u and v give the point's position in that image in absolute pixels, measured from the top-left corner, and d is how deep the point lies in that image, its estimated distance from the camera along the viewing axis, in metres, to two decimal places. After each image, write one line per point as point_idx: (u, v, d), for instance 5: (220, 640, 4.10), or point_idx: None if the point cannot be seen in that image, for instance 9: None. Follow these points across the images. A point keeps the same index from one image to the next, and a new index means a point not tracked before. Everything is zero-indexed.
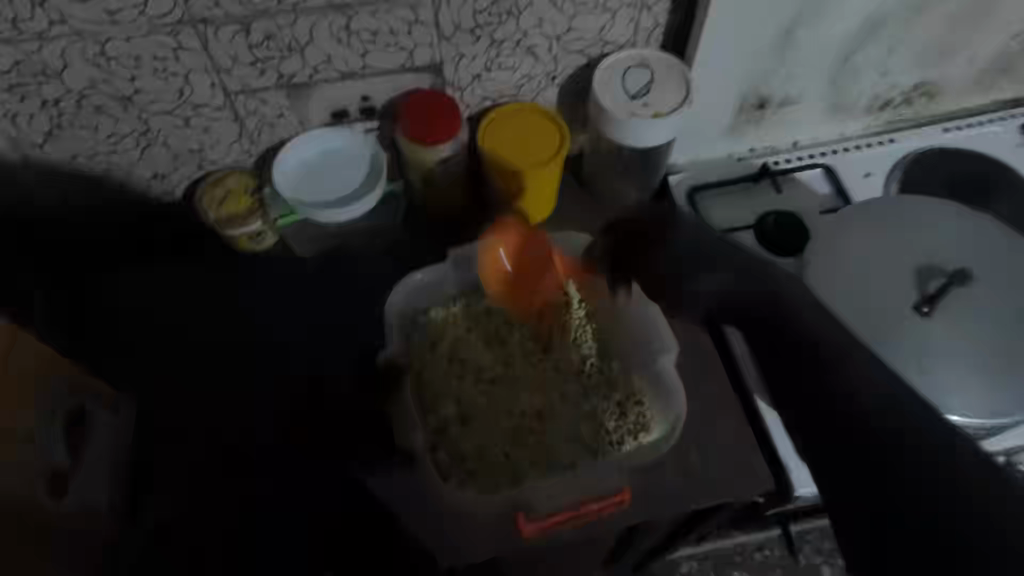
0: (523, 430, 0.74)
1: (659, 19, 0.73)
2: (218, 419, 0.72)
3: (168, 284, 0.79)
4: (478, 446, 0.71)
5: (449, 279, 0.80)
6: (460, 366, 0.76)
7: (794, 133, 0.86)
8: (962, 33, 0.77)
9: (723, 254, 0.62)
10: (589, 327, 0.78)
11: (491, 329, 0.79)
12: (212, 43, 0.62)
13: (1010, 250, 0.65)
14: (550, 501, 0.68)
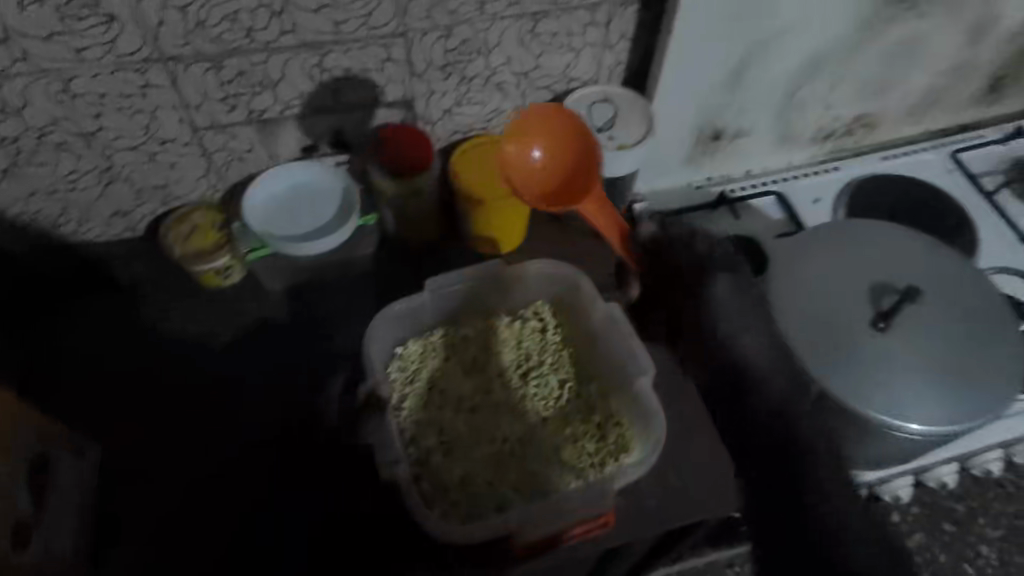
0: (504, 456, 0.69)
1: (621, 57, 0.77)
2: (180, 457, 0.73)
3: (131, 319, 0.79)
4: (460, 476, 0.68)
5: (431, 300, 0.74)
6: (437, 395, 0.73)
7: (746, 163, 0.95)
8: (897, 70, 0.88)
9: (730, 300, 0.67)
10: (569, 349, 0.76)
11: (469, 357, 0.75)
12: (181, 79, 0.64)
13: (957, 270, 0.65)
14: (534, 525, 0.59)
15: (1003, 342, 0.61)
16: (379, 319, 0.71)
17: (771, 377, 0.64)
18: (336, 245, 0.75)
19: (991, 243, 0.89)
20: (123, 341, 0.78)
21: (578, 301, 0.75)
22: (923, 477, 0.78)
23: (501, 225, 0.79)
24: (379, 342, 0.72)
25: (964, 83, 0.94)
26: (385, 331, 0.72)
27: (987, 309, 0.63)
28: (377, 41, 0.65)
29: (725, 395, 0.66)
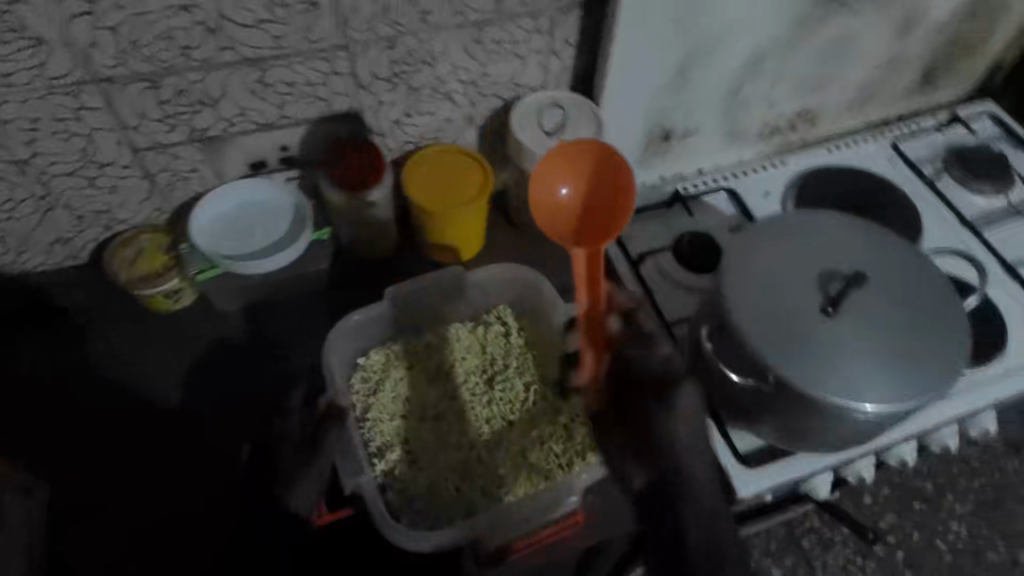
0: (472, 462, 0.69)
1: (567, 62, 0.78)
2: (131, 490, 0.69)
3: (74, 350, 0.76)
4: (427, 484, 0.67)
5: (391, 308, 0.75)
6: (401, 404, 0.72)
7: (696, 162, 0.97)
8: (832, 67, 0.92)
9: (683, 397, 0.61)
10: (535, 350, 0.75)
11: (433, 364, 0.75)
12: (117, 100, 0.63)
13: (898, 255, 0.67)
14: (502, 532, 0.63)
15: (946, 323, 0.63)
16: (336, 334, 0.72)
17: (705, 489, 0.59)
18: (288, 261, 0.74)
19: (936, 229, 0.91)
20: (66, 372, 0.75)
21: (539, 305, 0.77)
22: (884, 456, 0.78)
23: (456, 234, 0.79)
24: (338, 357, 0.72)
25: (898, 75, 0.98)
26: (343, 342, 0.73)
27: (930, 292, 0.65)
28: (319, 54, 0.65)
29: (658, 500, 0.59)
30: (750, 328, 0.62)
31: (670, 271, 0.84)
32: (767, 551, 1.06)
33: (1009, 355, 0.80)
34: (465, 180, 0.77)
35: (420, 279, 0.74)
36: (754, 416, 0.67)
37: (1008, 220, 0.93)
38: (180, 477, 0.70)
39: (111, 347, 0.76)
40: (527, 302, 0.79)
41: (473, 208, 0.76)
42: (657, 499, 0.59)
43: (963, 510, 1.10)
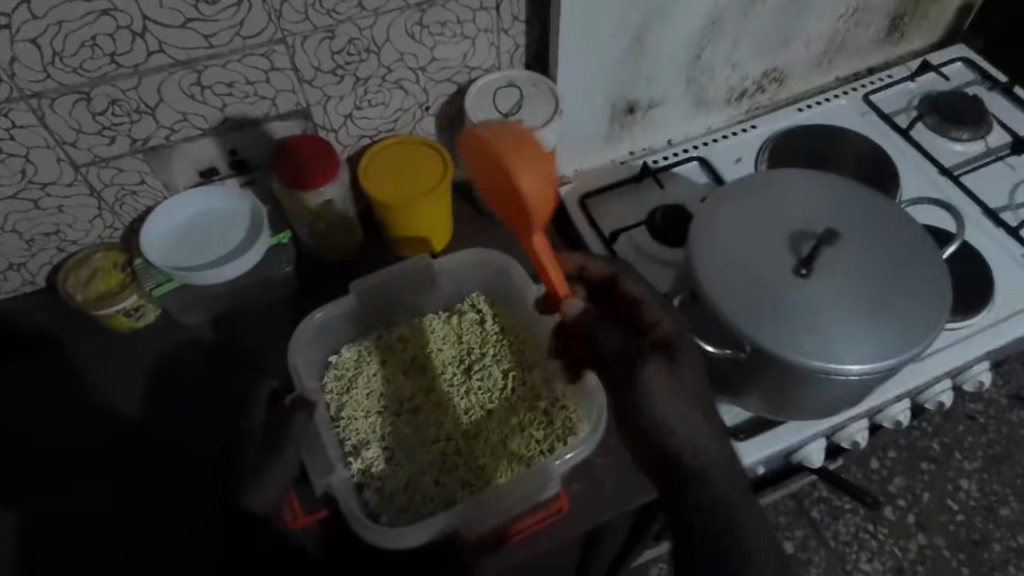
0: (450, 454, 0.67)
1: (518, 40, 0.76)
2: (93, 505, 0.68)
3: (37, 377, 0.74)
4: (406, 481, 0.65)
5: (359, 304, 0.73)
6: (376, 402, 0.70)
7: (666, 133, 0.95)
8: (794, 23, 0.90)
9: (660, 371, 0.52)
10: (513, 333, 0.73)
11: (408, 357, 0.72)
12: (50, 116, 0.60)
13: (870, 209, 0.65)
14: (485, 522, 0.61)
15: (926, 274, 0.61)
16: (300, 336, 0.69)
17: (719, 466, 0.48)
18: (248, 269, 0.71)
19: (914, 182, 0.90)
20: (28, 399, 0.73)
21: (511, 290, 0.75)
22: (877, 418, 0.76)
23: (420, 226, 0.76)
24: (307, 356, 0.70)
25: (864, 26, 0.97)
26: (309, 343, 0.71)
27: (909, 244, 0.63)
28: (255, 50, 0.63)
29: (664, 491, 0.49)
30: (722, 297, 0.60)
31: (646, 247, 0.82)
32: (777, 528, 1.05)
33: (997, 304, 0.78)
34: (425, 169, 0.74)
35: (385, 271, 0.72)
36: (738, 388, 0.65)
37: (987, 165, 0.91)
38: (151, 490, 0.69)
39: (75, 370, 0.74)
40: (502, 286, 0.76)
41: (434, 199, 0.73)
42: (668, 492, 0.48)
43: (972, 466, 1.08)
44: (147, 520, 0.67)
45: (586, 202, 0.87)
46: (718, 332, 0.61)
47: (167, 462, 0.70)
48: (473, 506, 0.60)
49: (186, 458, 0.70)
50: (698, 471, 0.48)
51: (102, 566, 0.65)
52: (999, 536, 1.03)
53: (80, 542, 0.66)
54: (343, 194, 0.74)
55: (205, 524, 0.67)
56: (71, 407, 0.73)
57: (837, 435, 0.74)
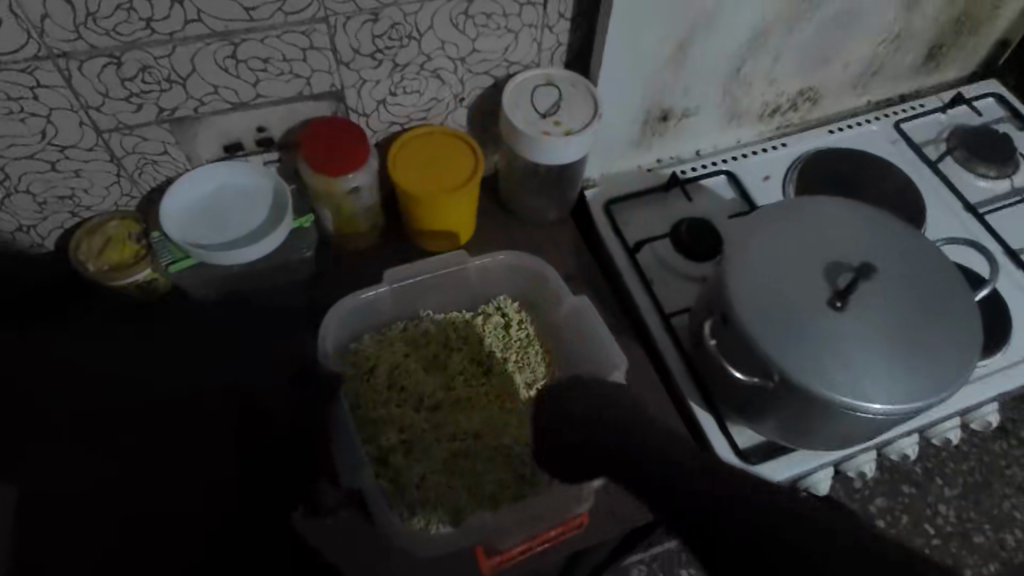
0: (460, 454, 0.69)
1: (561, 38, 0.74)
2: (99, 472, 0.69)
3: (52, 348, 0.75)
4: (420, 477, 0.67)
5: (392, 296, 0.75)
6: (398, 396, 0.72)
7: (695, 143, 0.93)
8: (835, 44, 0.88)
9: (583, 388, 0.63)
10: (540, 342, 0.76)
11: (430, 353, 0.74)
12: (77, 78, 0.58)
13: (904, 243, 0.65)
14: (512, 534, 0.63)
15: (958, 312, 0.61)
16: (330, 321, 0.71)
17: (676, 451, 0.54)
18: (269, 252, 0.69)
19: (941, 217, 0.89)
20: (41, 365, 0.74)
21: (546, 298, 0.77)
22: (884, 450, 0.77)
23: (447, 221, 0.75)
24: (335, 336, 0.72)
25: (902, 52, 0.96)
26: (340, 321, 0.72)
27: (942, 280, 0.63)
28: (295, 28, 0.60)
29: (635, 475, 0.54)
30: (755, 324, 0.59)
31: (670, 260, 0.82)
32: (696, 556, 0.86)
33: (1014, 346, 0.78)
34: (458, 163, 0.72)
35: (421, 265, 0.74)
36: (757, 413, 0.65)
37: (1012, 205, 0.91)
38: (157, 459, 0.70)
39: (94, 343, 0.75)
40: (536, 295, 0.78)
41: (464, 195, 0.72)
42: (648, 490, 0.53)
43: (952, 493, 0.95)
44: (155, 488, 0.68)
45: (611, 207, 0.86)
46: (747, 359, 0.61)
47: (176, 442, 0.71)
48: (489, 522, 0.63)
49: (196, 440, 0.71)
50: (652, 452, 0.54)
51: (106, 530, 0.66)
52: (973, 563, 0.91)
53: (90, 504, 0.67)
54: (370, 182, 0.72)
55: (209, 504, 0.68)
56: (83, 382, 0.73)
57: (844, 464, 0.75)
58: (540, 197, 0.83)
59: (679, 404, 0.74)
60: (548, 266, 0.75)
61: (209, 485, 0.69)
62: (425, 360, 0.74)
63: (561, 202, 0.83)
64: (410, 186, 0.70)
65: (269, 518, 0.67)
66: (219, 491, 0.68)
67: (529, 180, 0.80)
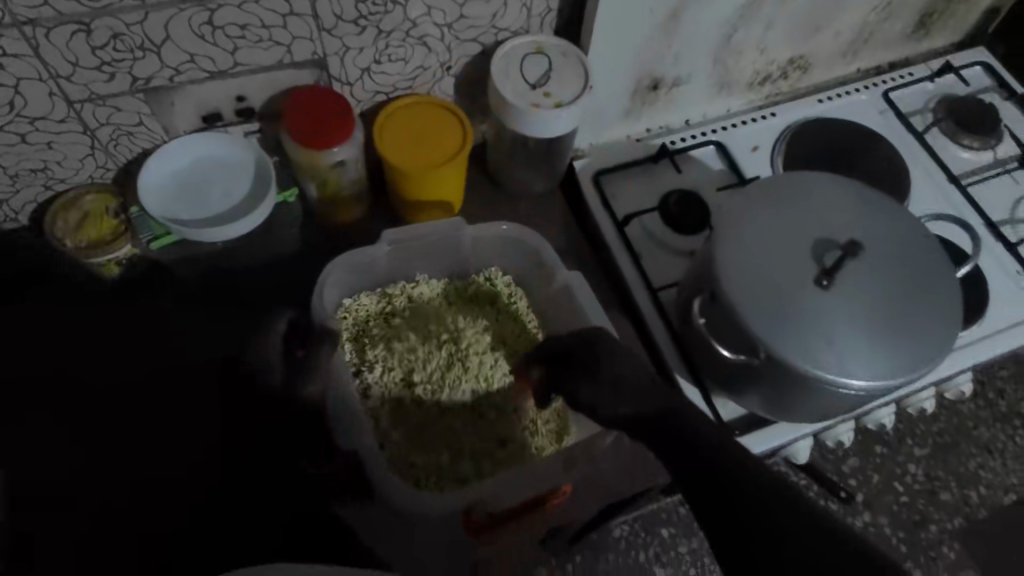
0: (433, 408, 0.70)
1: (551, 4, 0.71)
2: (99, 442, 0.70)
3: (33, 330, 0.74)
4: (393, 403, 0.71)
5: (387, 257, 0.74)
6: (394, 353, 0.72)
7: (685, 113, 0.92)
8: (827, 12, 0.87)
9: (603, 351, 0.61)
10: (534, 317, 0.77)
11: (424, 315, 0.75)
12: (45, 46, 0.55)
13: (892, 221, 0.65)
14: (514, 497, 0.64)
15: (942, 291, 0.62)
16: (336, 263, 0.71)
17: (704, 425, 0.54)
18: (251, 230, 0.67)
19: (927, 189, 0.90)
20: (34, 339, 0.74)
21: (542, 272, 0.76)
22: (862, 420, 0.83)
23: (439, 193, 0.74)
24: (334, 287, 0.72)
25: (894, 20, 0.94)
26: (339, 275, 0.72)
27: (928, 259, 0.64)
28: None
29: (660, 434, 0.54)
30: (741, 300, 0.60)
31: (659, 234, 0.81)
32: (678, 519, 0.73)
33: (988, 318, 0.81)
34: (447, 137, 0.70)
35: (411, 229, 0.72)
36: (740, 387, 0.67)
37: (995, 176, 0.92)
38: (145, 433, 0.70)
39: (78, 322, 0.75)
40: (531, 272, 0.78)
41: (451, 169, 0.70)
42: (665, 430, 0.54)
43: (921, 453, 0.94)
44: (143, 451, 0.70)
45: (600, 178, 0.84)
46: (734, 338, 0.62)
47: (159, 417, 0.71)
48: (487, 492, 0.63)
49: (179, 409, 0.72)
50: (678, 426, 0.54)
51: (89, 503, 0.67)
52: (939, 520, 0.90)
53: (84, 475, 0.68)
54: (355, 155, 0.70)
55: (194, 473, 0.69)
56: (79, 359, 0.73)
57: (824, 434, 0.81)
58: (530, 169, 0.82)
59: (666, 376, 0.75)
60: (546, 239, 0.75)
61: (193, 453, 0.70)
62: (416, 314, 0.75)
63: (550, 173, 0.83)
64: (398, 160, 0.69)
65: (258, 489, 0.68)
66: (200, 461, 0.70)
67: (518, 153, 0.79)
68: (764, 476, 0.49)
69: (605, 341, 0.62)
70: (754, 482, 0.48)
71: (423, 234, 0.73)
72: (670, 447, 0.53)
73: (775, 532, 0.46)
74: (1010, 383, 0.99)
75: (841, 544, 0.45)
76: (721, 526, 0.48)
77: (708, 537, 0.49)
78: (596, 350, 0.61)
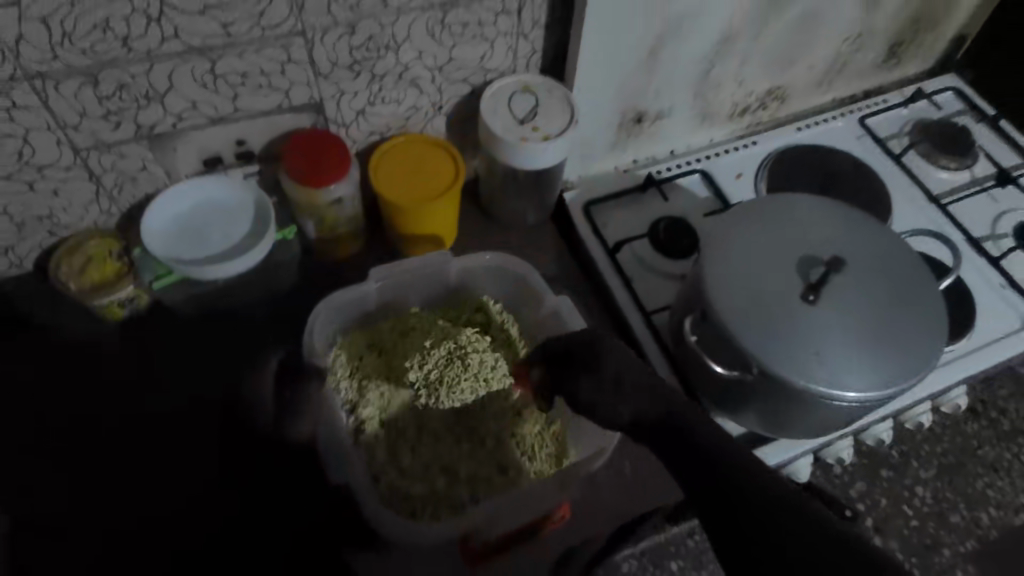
0: (432, 435, 0.71)
1: (535, 45, 0.75)
2: (95, 482, 0.69)
3: (31, 373, 0.75)
4: (391, 434, 0.71)
5: (375, 293, 0.76)
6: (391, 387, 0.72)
7: (670, 144, 0.95)
8: (799, 46, 0.91)
9: (599, 352, 0.60)
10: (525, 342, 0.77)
11: (419, 337, 0.75)
12: (54, 98, 0.58)
13: (873, 237, 0.67)
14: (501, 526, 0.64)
15: (926, 302, 0.64)
16: (320, 309, 0.72)
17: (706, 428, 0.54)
18: (251, 267, 0.69)
19: (908, 208, 0.93)
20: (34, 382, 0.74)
21: (530, 299, 0.78)
22: (862, 436, 0.83)
23: (434, 226, 0.76)
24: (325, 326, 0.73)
25: (864, 51, 0.99)
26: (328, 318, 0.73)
27: (911, 272, 0.66)
28: (272, 42, 0.61)
29: (663, 436, 0.55)
30: (731, 317, 0.61)
31: (649, 259, 0.83)
32: (684, 549, 0.71)
33: (976, 332, 0.83)
34: (439, 172, 0.73)
35: (400, 266, 0.74)
36: (735, 405, 0.68)
37: (973, 195, 0.95)
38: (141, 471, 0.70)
39: (78, 363, 0.75)
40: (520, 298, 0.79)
41: (443, 204, 0.72)
42: (667, 436, 0.55)
43: (927, 475, 0.88)
44: (140, 488, 0.69)
45: (590, 209, 0.87)
46: (727, 354, 0.63)
47: (157, 454, 0.71)
48: (481, 519, 0.63)
49: (177, 447, 0.72)
50: (684, 425, 0.54)
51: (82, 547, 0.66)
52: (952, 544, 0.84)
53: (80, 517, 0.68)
54: (352, 192, 0.73)
55: (189, 508, 0.68)
56: (78, 401, 0.74)
57: (823, 451, 0.81)
58: (522, 200, 0.84)
59: None
60: (532, 265, 0.77)
61: (189, 489, 0.69)
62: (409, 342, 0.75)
63: (541, 204, 0.85)
64: (392, 196, 0.71)
65: (255, 525, 0.68)
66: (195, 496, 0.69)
67: (510, 185, 0.82)
68: (767, 479, 0.49)
69: (608, 345, 0.60)
70: (757, 485, 0.48)
71: (417, 266, 0.75)
72: (673, 451, 0.54)
73: (776, 534, 0.46)
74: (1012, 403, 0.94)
75: (843, 544, 0.45)
76: (722, 528, 0.48)
77: (709, 538, 0.50)
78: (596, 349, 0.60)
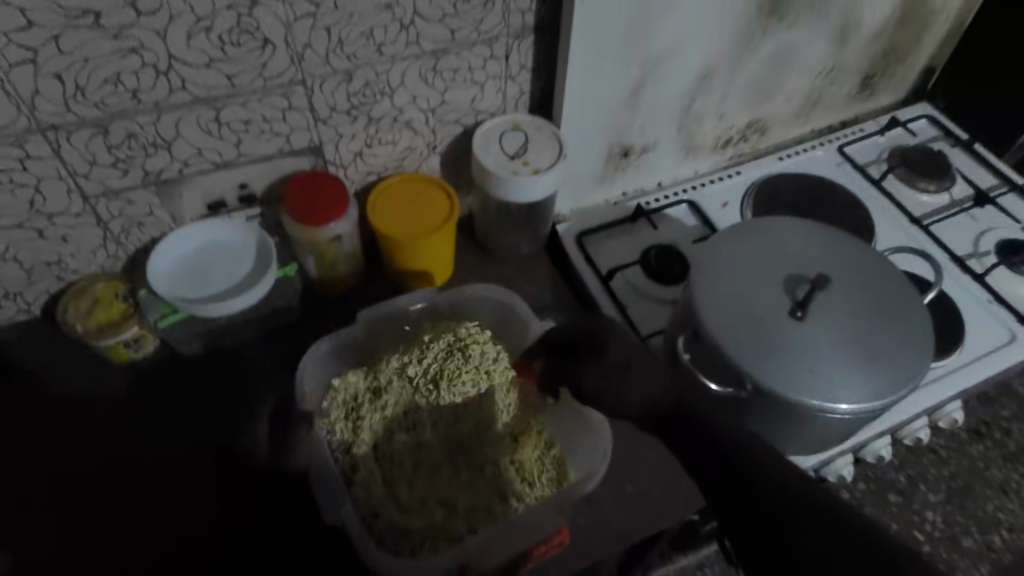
0: (429, 468, 0.68)
1: (523, 87, 0.79)
2: (96, 524, 0.69)
3: (35, 416, 0.76)
4: (390, 469, 0.67)
5: (364, 328, 0.75)
6: (383, 426, 0.69)
7: (657, 176, 0.99)
8: (775, 81, 0.96)
9: (600, 347, 0.63)
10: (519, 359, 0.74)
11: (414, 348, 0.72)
12: (66, 148, 0.61)
13: (855, 255, 0.70)
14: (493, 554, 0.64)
15: (909, 316, 0.66)
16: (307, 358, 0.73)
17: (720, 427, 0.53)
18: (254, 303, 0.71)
19: (890, 230, 0.96)
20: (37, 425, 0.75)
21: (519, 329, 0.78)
22: (860, 454, 0.81)
23: (431, 259, 0.78)
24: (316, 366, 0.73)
25: (838, 84, 1.04)
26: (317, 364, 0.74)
27: (894, 287, 0.68)
28: (274, 90, 0.64)
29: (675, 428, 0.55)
30: (723, 336, 0.63)
31: (642, 285, 0.85)
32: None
33: (967, 347, 0.84)
34: (434, 207, 0.76)
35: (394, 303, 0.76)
36: None
37: (953, 215, 0.98)
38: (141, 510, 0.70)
39: (82, 405, 0.76)
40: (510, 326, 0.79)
41: (439, 238, 0.75)
42: (674, 424, 0.55)
43: (935, 498, 0.84)
44: (140, 529, 0.69)
45: (583, 239, 0.90)
46: (721, 371, 0.64)
47: (158, 493, 0.71)
48: (474, 549, 0.63)
49: (178, 487, 0.72)
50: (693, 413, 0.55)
51: None
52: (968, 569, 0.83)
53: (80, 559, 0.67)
54: (350, 229, 0.75)
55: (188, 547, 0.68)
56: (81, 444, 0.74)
57: (823, 468, 0.80)
58: (515, 232, 0.87)
59: None
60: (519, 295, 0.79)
61: (188, 529, 0.69)
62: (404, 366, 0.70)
63: (535, 236, 0.88)
64: (389, 231, 0.74)
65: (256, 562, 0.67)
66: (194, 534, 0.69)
67: (504, 219, 0.85)
68: (784, 478, 0.50)
69: (611, 335, 0.64)
70: (775, 482, 0.49)
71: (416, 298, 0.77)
72: (691, 439, 0.54)
73: (792, 529, 0.48)
74: (1014, 423, 0.90)
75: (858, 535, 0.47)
76: (735, 521, 0.51)
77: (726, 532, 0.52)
78: (602, 334, 0.64)
